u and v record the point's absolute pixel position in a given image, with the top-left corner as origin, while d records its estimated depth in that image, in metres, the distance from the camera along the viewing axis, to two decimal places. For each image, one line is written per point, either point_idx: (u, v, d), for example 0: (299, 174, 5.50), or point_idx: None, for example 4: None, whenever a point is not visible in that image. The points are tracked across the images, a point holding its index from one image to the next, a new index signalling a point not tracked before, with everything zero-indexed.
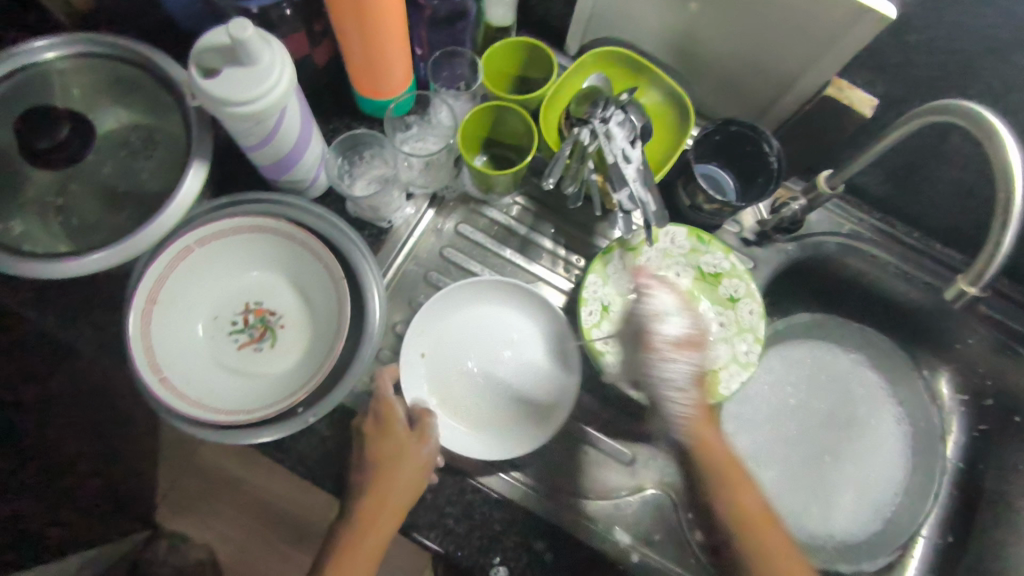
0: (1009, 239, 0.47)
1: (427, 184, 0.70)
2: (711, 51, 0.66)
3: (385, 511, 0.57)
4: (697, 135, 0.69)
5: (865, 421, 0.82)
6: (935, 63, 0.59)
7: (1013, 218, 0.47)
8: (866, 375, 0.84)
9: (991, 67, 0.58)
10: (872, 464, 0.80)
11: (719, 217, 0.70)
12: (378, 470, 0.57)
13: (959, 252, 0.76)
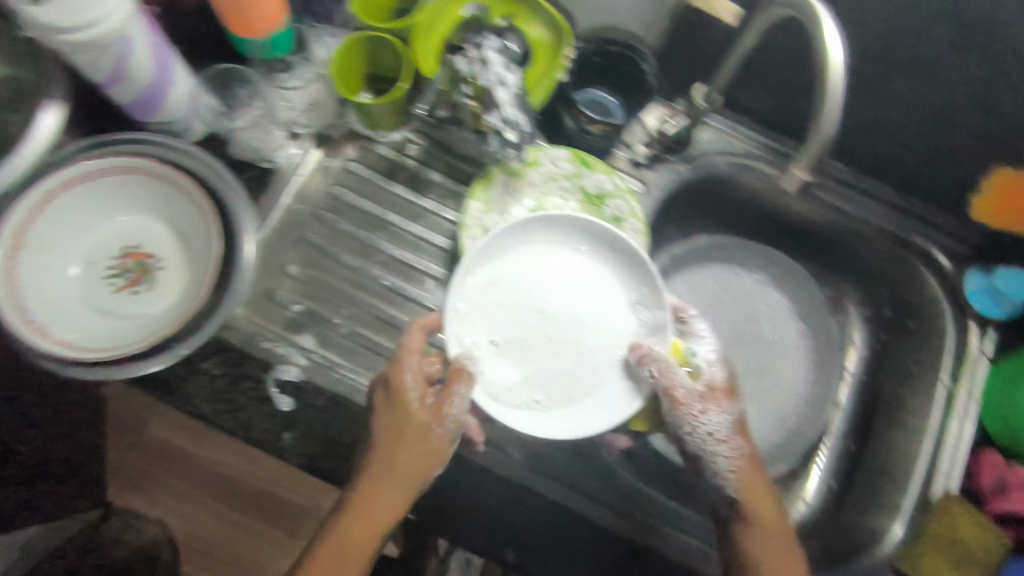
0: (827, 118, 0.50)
1: (310, 123, 0.70)
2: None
3: (376, 495, 0.54)
4: (576, 58, 0.69)
5: (772, 337, 0.84)
6: None
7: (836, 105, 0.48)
8: (772, 296, 0.86)
9: None
10: (775, 376, 0.83)
11: (604, 138, 0.71)
12: (407, 445, 0.54)
13: (850, 164, 0.77)
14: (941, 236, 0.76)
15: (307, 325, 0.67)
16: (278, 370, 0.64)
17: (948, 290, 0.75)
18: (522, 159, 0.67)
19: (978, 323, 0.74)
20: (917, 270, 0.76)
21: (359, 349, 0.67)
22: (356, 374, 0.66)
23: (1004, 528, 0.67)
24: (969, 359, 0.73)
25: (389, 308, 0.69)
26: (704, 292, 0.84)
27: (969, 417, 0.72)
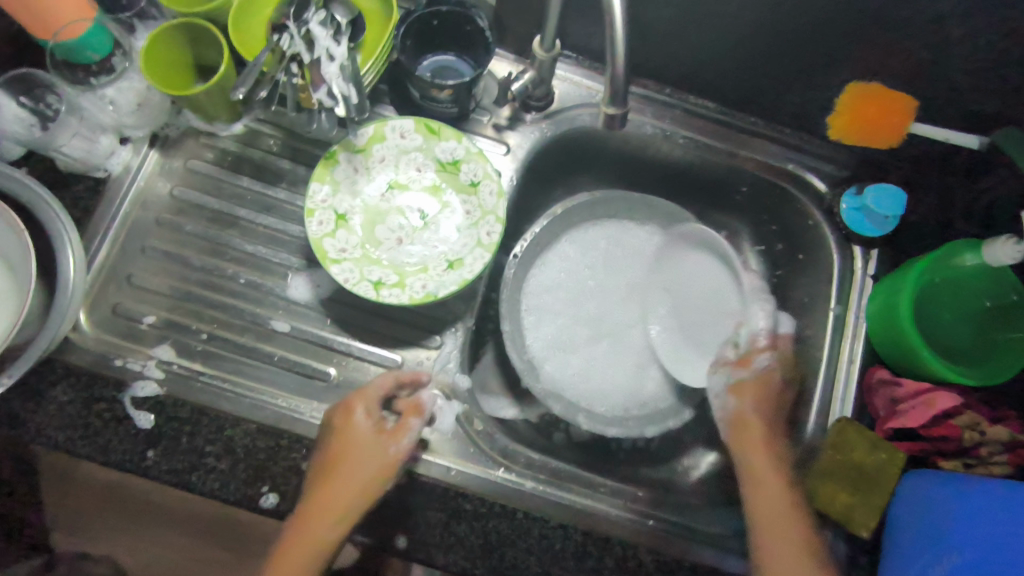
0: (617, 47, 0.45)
1: (140, 125, 0.66)
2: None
3: (330, 514, 0.56)
4: (409, 22, 0.65)
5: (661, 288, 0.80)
6: None
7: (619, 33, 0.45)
8: (665, 246, 0.83)
9: None
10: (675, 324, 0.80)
11: (452, 104, 0.68)
12: (361, 452, 0.58)
13: (714, 101, 0.75)
14: (816, 161, 0.75)
15: (161, 334, 0.64)
16: (135, 387, 0.60)
17: (827, 215, 0.74)
18: (367, 135, 0.64)
19: (862, 246, 0.72)
20: (794, 199, 0.75)
21: (221, 352, 0.64)
22: (219, 380, 0.63)
23: (900, 445, 0.65)
24: (854, 282, 0.72)
25: (251, 307, 0.66)
26: (583, 245, 0.82)
27: (859, 337, 0.71)
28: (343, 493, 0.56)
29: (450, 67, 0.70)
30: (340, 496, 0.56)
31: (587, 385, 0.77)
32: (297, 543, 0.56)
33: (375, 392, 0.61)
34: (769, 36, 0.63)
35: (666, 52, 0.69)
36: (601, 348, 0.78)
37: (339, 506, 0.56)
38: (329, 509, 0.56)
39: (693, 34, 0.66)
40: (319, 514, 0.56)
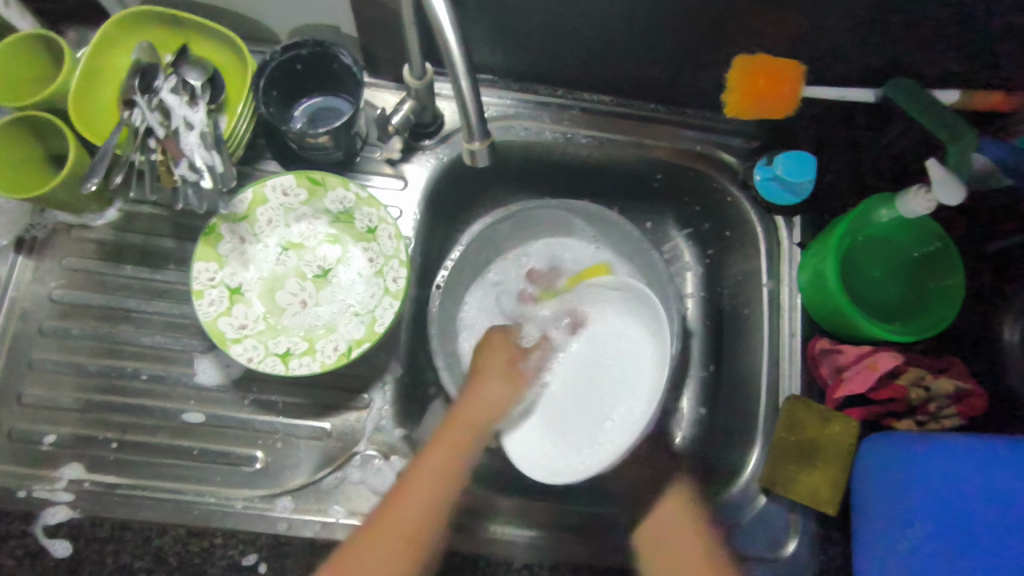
0: (459, 81, 0.43)
1: (1, 233, 0.61)
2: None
3: (443, 466, 0.55)
4: (271, 73, 0.61)
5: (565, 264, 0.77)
6: None
7: (459, 72, 0.43)
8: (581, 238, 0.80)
9: None
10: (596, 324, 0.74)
11: (334, 149, 0.64)
12: (502, 373, 0.64)
13: (608, 93, 0.72)
14: (722, 137, 0.73)
15: (68, 453, 0.59)
16: (45, 516, 0.56)
17: (743, 190, 0.72)
18: (247, 200, 0.60)
19: (783, 216, 0.71)
20: (709, 178, 0.73)
21: (138, 458, 0.60)
22: (138, 489, 0.58)
23: (852, 413, 0.64)
24: (782, 253, 0.71)
25: (160, 403, 0.61)
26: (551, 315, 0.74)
27: (795, 310, 0.69)
28: (454, 442, 0.57)
29: (326, 107, 0.66)
30: (443, 449, 0.56)
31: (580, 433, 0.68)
32: (400, 498, 0.53)
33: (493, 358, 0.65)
34: (643, 23, 0.61)
35: (545, 54, 0.66)
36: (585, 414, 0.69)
37: (444, 459, 0.56)
38: (436, 464, 0.55)
39: (567, 34, 0.63)
40: (419, 482, 0.54)
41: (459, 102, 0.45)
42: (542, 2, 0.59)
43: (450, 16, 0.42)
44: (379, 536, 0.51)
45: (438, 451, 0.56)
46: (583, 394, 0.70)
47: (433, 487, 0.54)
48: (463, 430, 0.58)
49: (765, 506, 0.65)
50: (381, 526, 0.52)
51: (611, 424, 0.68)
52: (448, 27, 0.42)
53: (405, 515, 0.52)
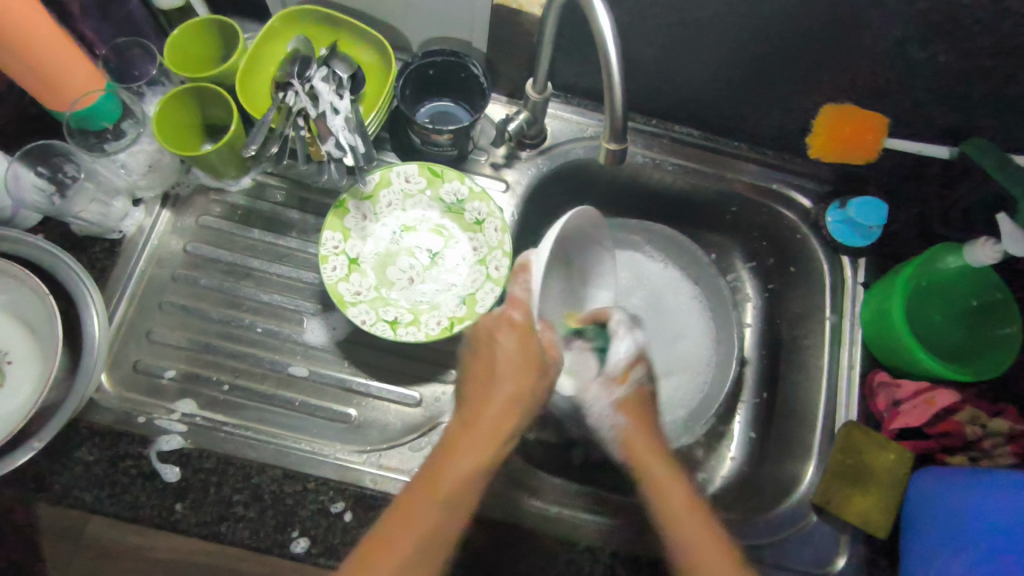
0: (614, 87, 0.47)
1: (153, 186, 0.69)
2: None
3: (468, 475, 0.48)
4: (406, 72, 0.69)
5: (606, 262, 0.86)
6: None
7: (615, 74, 0.48)
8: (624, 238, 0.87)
9: None
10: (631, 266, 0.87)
11: (454, 147, 0.71)
12: (515, 358, 0.52)
13: (698, 128, 0.79)
14: (798, 179, 0.79)
15: (183, 389, 0.65)
16: (160, 442, 0.60)
17: (814, 229, 0.78)
18: (374, 182, 0.67)
19: (849, 256, 0.77)
20: (782, 217, 0.79)
21: (245, 403, 0.65)
22: (242, 429, 0.63)
23: (908, 444, 0.68)
24: (845, 291, 0.76)
25: (269, 354, 0.67)
26: None
27: (856, 345, 0.74)
28: (485, 433, 0.50)
29: (449, 112, 0.74)
30: (466, 457, 0.49)
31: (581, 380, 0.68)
32: (416, 512, 0.47)
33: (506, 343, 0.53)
34: (746, 65, 0.67)
35: (650, 86, 0.73)
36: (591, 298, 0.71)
37: (475, 463, 0.49)
38: (467, 472, 0.48)
39: (674, 68, 0.70)
40: (428, 487, 0.48)
41: (608, 108, 0.49)
42: (658, 37, 0.66)
43: (611, 28, 0.47)
44: (395, 542, 0.46)
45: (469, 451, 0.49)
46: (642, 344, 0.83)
47: (454, 496, 0.48)
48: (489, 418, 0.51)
49: (816, 525, 0.68)
50: (399, 532, 0.46)
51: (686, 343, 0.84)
52: (608, 40, 0.47)
53: (432, 536, 0.46)
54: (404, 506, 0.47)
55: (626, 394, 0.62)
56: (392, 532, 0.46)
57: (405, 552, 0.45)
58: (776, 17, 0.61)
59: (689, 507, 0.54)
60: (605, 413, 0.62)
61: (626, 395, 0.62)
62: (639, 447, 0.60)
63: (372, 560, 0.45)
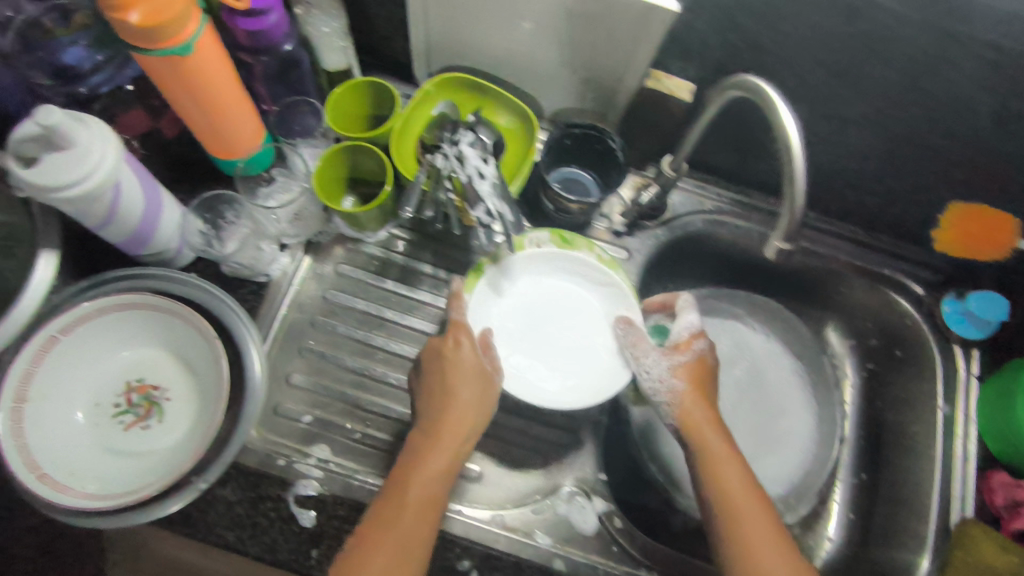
0: (799, 191, 0.48)
1: (299, 233, 0.72)
2: (536, 60, 0.71)
3: (439, 469, 0.58)
4: (547, 143, 0.73)
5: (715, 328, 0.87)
6: (736, 55, 0.60)
7: (799, 175, 0.48)
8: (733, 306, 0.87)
9: (779, 57, 0.59)
10: (738, 334, 0.87)
11: (585, 215, 0.73)
12: (468, 378, 0.62)
13: (814, 209, 0.81)
14: (912, 267, 0.80)
15: (318, 433, 0.67)
16: (298, 485, 0.62)
17: (927, 316, 0.78)
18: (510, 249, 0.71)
19: (963, 348, 0.77)
20: (894, 302, 0.80)
21: (375, 453, 0.67)
22: (373, 479, 0.65)
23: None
24: (959, 382, 0.76)
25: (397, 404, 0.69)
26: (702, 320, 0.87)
27: (969, 439, 0.74)
28: (451, 432, 0.60)
29: (581, 181, 0.76)
30: (435, 462, 0.58)
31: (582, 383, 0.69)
32: (407, 502, 0.55)
33: (464, 358, 0.62)
34: (881, 160, 0.69)
35: (776, 169, 0.75)
36: (574, 347, 0.72)
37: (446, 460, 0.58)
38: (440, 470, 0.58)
39: (806, 155, 0.71)
40: (418, 486, 0.56)
41: (787, 202, 0.49)
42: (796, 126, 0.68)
43: (799, 134, 0.48)
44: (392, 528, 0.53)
45: (439, 451, 0.58)
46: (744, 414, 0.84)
47: (431, 494, 0.56)
48: (452, 421, 0.60)
49: None
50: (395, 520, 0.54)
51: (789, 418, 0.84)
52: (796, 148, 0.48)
53: (421, 518, 0.55)
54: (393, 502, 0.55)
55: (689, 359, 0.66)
56: (386, 520, 0.54)
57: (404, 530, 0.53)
58: (922, 121, 0.62)
59: (747, 493, 0.58)
60: (663, 377, 0.65)
61: (686, 360, 0.66)
62: (695, 419, 0.63)
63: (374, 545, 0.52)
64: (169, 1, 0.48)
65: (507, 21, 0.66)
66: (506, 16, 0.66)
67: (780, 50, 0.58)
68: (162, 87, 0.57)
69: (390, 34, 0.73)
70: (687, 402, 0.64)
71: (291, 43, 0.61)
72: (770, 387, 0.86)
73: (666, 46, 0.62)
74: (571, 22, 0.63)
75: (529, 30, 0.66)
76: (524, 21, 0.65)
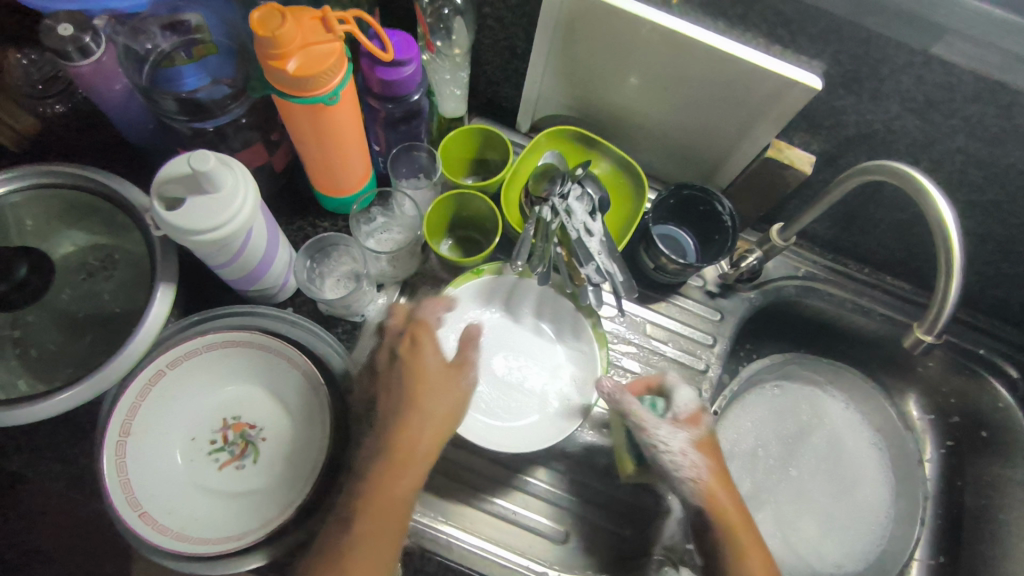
0: (957, 286, 0.47)
1: (397, 274, 0.71)
2: (646, 117, 0.70)
3: (410, 484, 0.55)
4: (653, 201, 0.72)
5: (793, 398, 0.85)
6: (871, 133, 0.60)
7: (958, 270, 0.47)
8: (814, 375, 0.86)
9: (915, 137, 0.59)
10: (816, 403, 0.85)
11: (682, 275, 0.72)
12: (439, 387, 0.58)
13: (907, 282, 0.80)
14: (1003, 347, 0.80)
15: None
16: None
17: (1021, 400, 0.77)
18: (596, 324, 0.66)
19: None
20: (986, 382, 0.79)
21: (461, 505, 0.65)
22: (458, 533, 0.64)
23: None
24: None
25: (483, 455, 0.68)
26: (784, 388, 0.85)
27: None
28: (412, 445, 0.56)
29: (679, 241, 0.75)
30: (412, 474, 0.55)
31: (520, 433, 0.64)
32: (382, 521, 0.53)
33: (428, 363, 0.58)
34: (996, 246, 0.68)
35: (877, 242, 0.75)
36: (532, 392, 0.66)
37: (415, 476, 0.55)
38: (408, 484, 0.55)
39: (914, 232, 0.71)
40: (371, 508, 0.53)
41: (940, 293, 0.49)
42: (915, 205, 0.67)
43: (956, 229, 0.48)
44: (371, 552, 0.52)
45: (408, 467, 0.55)
46: (818, 485, 0.81)
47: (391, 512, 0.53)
48: (414, 434, 0.56)
49: None
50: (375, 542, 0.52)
51: (868, 492, 0.82)
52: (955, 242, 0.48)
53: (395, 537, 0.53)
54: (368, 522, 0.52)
55: (701, 433, 0.61)
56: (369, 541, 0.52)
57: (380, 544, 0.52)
58: None
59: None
60: (685, 452, 0.59)
61: (699, 434, 0.61)
62: (725, 503, 0.59)
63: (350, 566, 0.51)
64: (325, 52, 0.50)
65: (616, 76, 0.66)
66: (613, 72, 0.66)
67: (917, 134, 0.58)
68: (289, 127, 0.57)
69: (500, 80, 0.73)
70: (706, 480, 0.59)
71: (418, 93, 0.61)
72: (852, 459, 0.83)
73: (794, 118, 0.62)
74: (686, 85, 0.63)
75: (636, 85, 0.66)
76: (631, 78, 0.65)
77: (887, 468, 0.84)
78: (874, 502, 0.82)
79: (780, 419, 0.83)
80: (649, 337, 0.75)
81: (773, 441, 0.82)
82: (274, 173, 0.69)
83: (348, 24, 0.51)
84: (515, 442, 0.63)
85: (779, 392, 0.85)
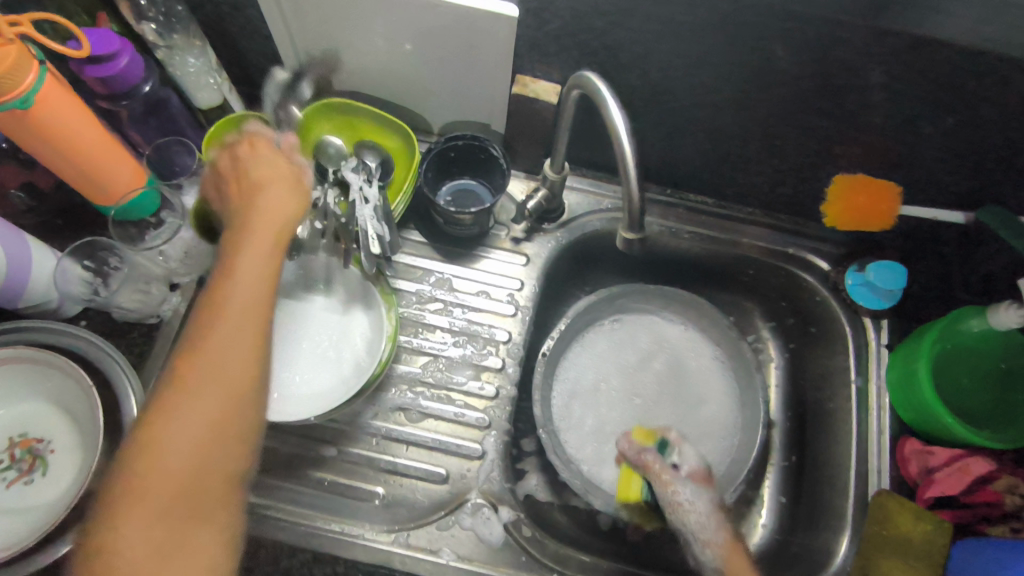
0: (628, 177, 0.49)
1: (188, 271, 0.72)
2: (427, 79, 0.70)
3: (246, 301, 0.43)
4: (428, 155, 0.73)
5: (624, 330, 0.87)
6: (593, 52, 0.61)
7: (630, 169, 0.50)
8: (643, 304, 0.87)
9: (631, 49, 0.60)
10: (650, 329, 0.87)
11: (475, 226, 0.74)
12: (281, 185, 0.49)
13: (710, 196, 0.82)
14: (813, 243, 0.80)
15: None
16: None
17: (833, 291, 0.78)
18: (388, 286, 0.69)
19: (871, 318, 0.76)
20: (799, 279, 0.80)
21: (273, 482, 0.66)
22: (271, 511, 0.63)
23: (943, 513, 0.67)
24: (870, 353, 0.75)
25: (295, 432, 0.68)
26: (615, 321, 0.87)
27: (883, 409, 0.73)
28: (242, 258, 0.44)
29: (469, 191, 0.77)
30: (240, 281, 0.43)
31: (312, 399, 0.65)
32: (185, 418, 0.39)
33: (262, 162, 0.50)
34: (758, 142, 0.70)
35: (663, 159, 0.76)
36: (318, 359, 0.67)
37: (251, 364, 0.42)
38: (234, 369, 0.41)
39: (689, 144, 0.72)
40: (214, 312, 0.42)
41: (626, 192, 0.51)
42: (672, 117, 0.69)
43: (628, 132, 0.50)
44: (213, 354, 0.41)
45: (235, 287, 0.43)
46: (658, 409, 0.82)
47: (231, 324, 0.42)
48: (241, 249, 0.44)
49: None
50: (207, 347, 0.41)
51: (711, 406, 0.83)
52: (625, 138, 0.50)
53: (214, 455, 0.40)
54: (155, 425, 0.39)
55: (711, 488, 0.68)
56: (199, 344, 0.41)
57: (196, 463, 0.39)
58: (786, 107, 0.64)
59: None
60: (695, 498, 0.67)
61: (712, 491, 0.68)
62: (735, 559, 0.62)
63: (142, 495, 0.38)
64: None
65: (390, 43, 0.66)
66: (384, 39, 0.65)
67: (630, 46, 0.60)
68: (15, 138, 0.57)
69: (265, 66, 0.74)
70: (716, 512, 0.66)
71: (149, 83, 0.62)
72: (692, 377, 0.85)
73: (523, 51, 0.63)
74: (443, 37, 0.63)
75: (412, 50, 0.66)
76: (405, 44, 0.65)
77: (728, 380, 0.85)
78: (718, 414, 0.83)
79: (617, 350, 0.86)
80: (455, 291, 0.76)
81: (609, 374, 0.84)
82: (43, 193, 0.69)
83: (24, 26, 0.51)
84: (305, 409, 0.64)
85: (610, 327, 0.87)
